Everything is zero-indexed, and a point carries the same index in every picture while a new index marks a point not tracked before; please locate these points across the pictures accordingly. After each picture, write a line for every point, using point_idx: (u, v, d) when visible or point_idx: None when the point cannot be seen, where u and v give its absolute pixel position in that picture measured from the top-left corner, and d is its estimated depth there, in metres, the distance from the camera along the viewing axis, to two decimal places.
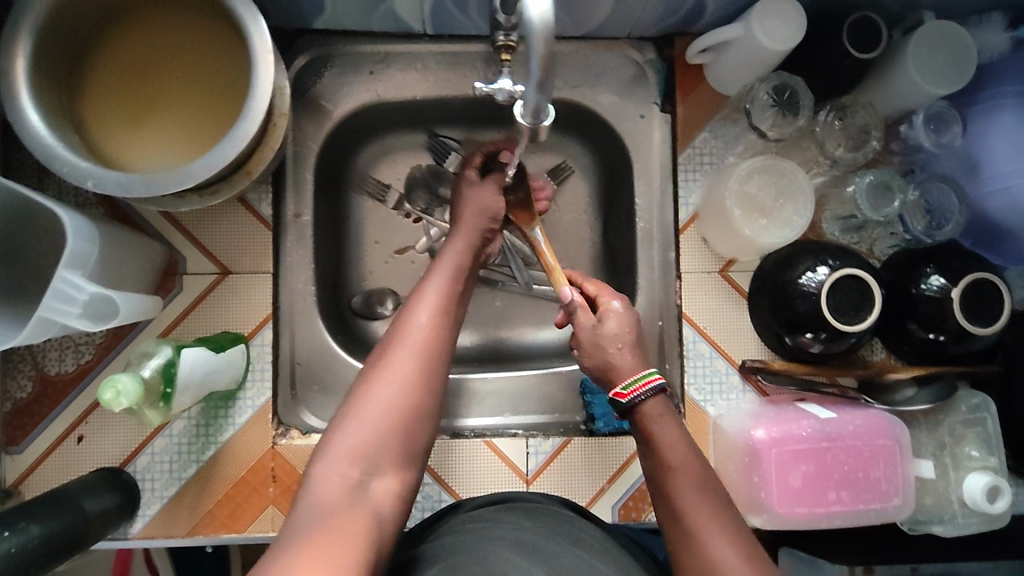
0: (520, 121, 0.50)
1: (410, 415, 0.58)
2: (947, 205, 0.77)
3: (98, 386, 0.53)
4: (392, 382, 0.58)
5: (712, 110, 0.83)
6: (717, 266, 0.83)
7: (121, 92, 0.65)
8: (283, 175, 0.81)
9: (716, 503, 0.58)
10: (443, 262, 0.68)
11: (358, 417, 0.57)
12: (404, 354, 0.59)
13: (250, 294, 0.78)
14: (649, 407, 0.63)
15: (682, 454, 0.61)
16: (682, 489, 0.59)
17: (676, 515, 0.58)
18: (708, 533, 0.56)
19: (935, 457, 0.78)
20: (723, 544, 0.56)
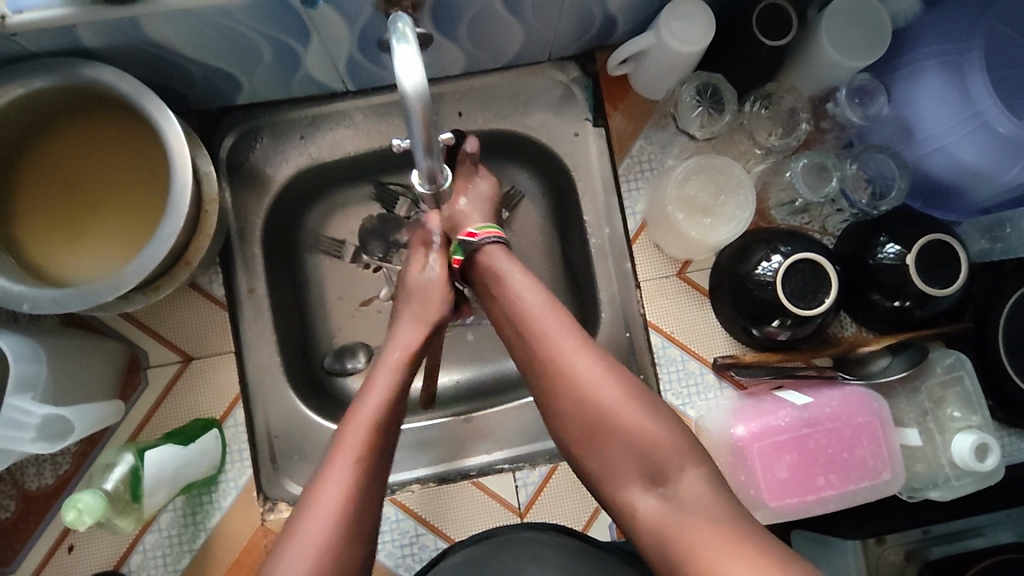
0: (416, 186, 0.52)
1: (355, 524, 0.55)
2: (889, 174, 0.77)
3: (60, 508, 0.53)
4: (331, 502, 0.55)
5: (643, 118, 0.83)
6: (675, 268, 0.83)
7: (50, 205, 0.66)
8: (229, 251, 0.81)
9: (580, 340, 0.65)
10: (377, 376, 0.64)
11: (298, 539, 0.54)
12: (340, 468, 0.57)
13: (216, 377, 0.78)
14: (494, 251, 0.69)
15: (537, 304, 0.66)
16: (547, 340, 0.64)
17: (548, 369, 0.64)
18: (626, 416, 0.61)
19: (920, 424, 0.78)
20: (604, 388, 0.62)
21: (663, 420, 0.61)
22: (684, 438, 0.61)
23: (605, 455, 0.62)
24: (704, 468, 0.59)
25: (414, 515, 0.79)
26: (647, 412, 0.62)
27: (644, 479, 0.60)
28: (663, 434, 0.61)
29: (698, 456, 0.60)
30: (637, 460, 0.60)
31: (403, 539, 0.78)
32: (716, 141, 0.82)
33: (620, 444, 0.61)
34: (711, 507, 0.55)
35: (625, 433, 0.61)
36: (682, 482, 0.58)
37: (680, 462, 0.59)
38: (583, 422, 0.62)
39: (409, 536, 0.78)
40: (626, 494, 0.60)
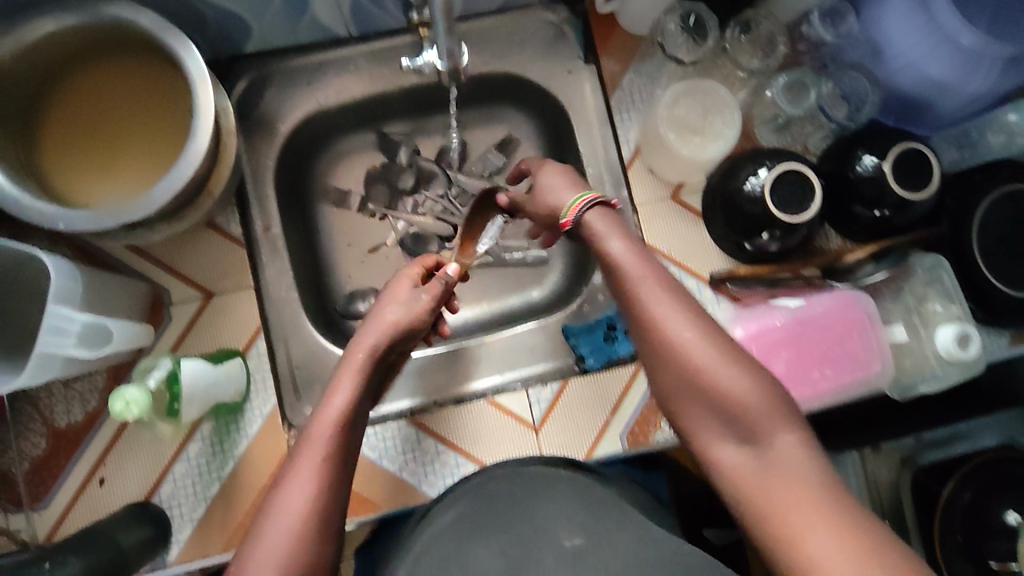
0: (440, 66, 0.63)
1: (323, 530, 0.56)
2: (860, 90, 0.83)
3: (109, 400, 0.57)
4: (301, 496, 0.56)
5: (631, 51, 0.88)
6: (669, 192, 0.88)
7: (77, 139, 0.69)
8: (245, 193, 0.84)
9: (680, 300, 0.61)
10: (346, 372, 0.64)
11: (274, 519, 0.55)
12: (302, 472, 0.57)
13: (236, 311, 0.81)
14: (594, 218, 0.67)
15: (638, 267, 0.63)
16: (646, 298, 0.61)
17: (644, 325, 0.61)
18: (720, 377, 0.58)
19: (906, 321, 0.83)
20: (704, 348, 0.59)
21: (758, 382, 0.58)
22: (784, 403, 0.58)
23: (698, 413, 0.59)
24: (800, 434, 0.57)
25: (435, 435, 0.83)
26: (749, 376, 0.58)
27: (734, 437, 0.58)
28: (760, 395, 0.57)
29: (793, 419, 0.57)
30: (729, 422, 0.57)
31: (425, 457, 0.82)
32: (700, 70, 0.87)
33: (712, 404, 0.58)
34: (805, 476, 0.54)
35: (717, 394, 0.58)
36: (777, 446, 0.56)
37: (775, 428, 0.56)
38: (679, 379, 0.59)
39: (431, 454, 0.82)
40: (714, 448, 0.59)
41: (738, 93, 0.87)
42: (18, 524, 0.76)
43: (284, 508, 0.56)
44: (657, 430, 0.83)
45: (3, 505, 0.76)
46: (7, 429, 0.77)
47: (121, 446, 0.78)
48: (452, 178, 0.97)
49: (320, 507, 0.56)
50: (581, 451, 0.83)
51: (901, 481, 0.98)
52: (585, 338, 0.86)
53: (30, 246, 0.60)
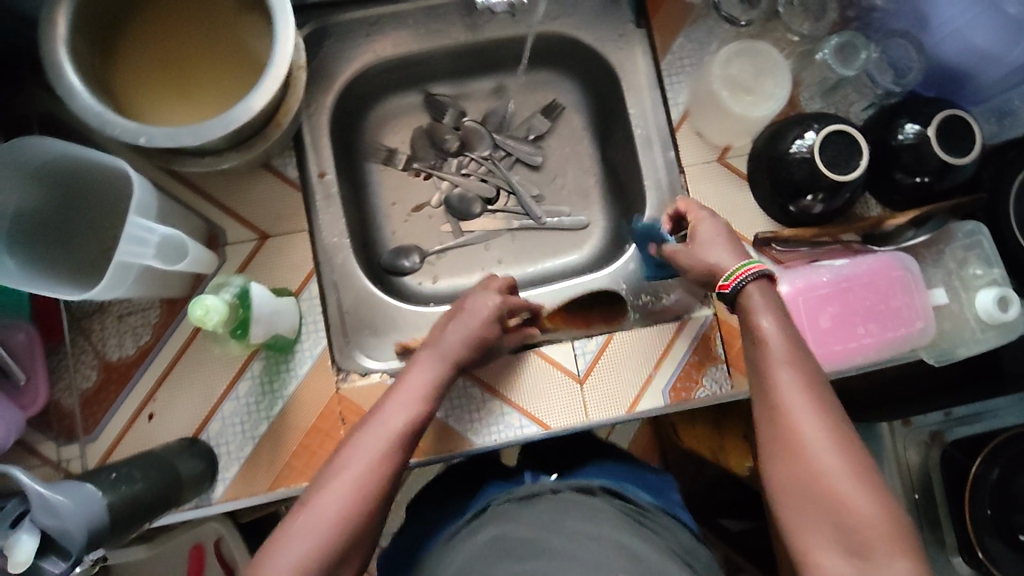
0: None
1: (362, 516, 0.58)
2: (907, 58, 0.85)
3: (189, 306, 0.59)
4: (357, 469, 0.60)
5: (683, 16, 0.90)
6: (716, 154, 0.89)
7: (150, 64, 0.70)
8: (301, 138, 0.86)
9: (820, 397, 0.57)
10: (414, 373, 0.70)
11: (331, 483, 0.59)
12: (355, 464, 0.60)
13: (290, 253, 0.82)
14: (751, 293, 0.64)
15: (785, 355, 0.59)
16: (781, 386, 0.58)
17: (772, 415, 0.57)
18: (844, 486, 0.53)
19: (946, 283, 0.85)
20: (834, 451, 0.54)
21: (884, 503, 0.52)
22: (907, 530, 0.52)
23: (809, 515, 0.54)
24: (913, 560, 0.51)
25: (481, 383, 0.83)
26: (874, 494, 0.52)
27: (842, 550, 0.52)
28: (882, 515, 0.52)
29: (913, 546, 0.51)
30: (838, 534, 0.52)
31: (471, 404, 0.83)
32: (750, 35, 0.89)
33: (827, 513, 0.53)
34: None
35: (838, 504, 0.53)
36: (889, 572, 0.50)
37: (893, 552, 0.51)
38: (799, 479, 0.55)
39: (476, 402, 0.83)
40: (817, 556, 0.53)
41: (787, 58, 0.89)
42: (69, 454, 0.75)
43: (339, 475, 0.60)
44: (700, 387, 0.83)
45: (53, 435, 0.75)
46: (60, 360, 0.77)
47: (171, 381, 0.78)
48: (497, 141, 0.99)
49: (365, 499, 0.59)
50: (624, 405, 0.84)
51: (930, 456, 0.98)
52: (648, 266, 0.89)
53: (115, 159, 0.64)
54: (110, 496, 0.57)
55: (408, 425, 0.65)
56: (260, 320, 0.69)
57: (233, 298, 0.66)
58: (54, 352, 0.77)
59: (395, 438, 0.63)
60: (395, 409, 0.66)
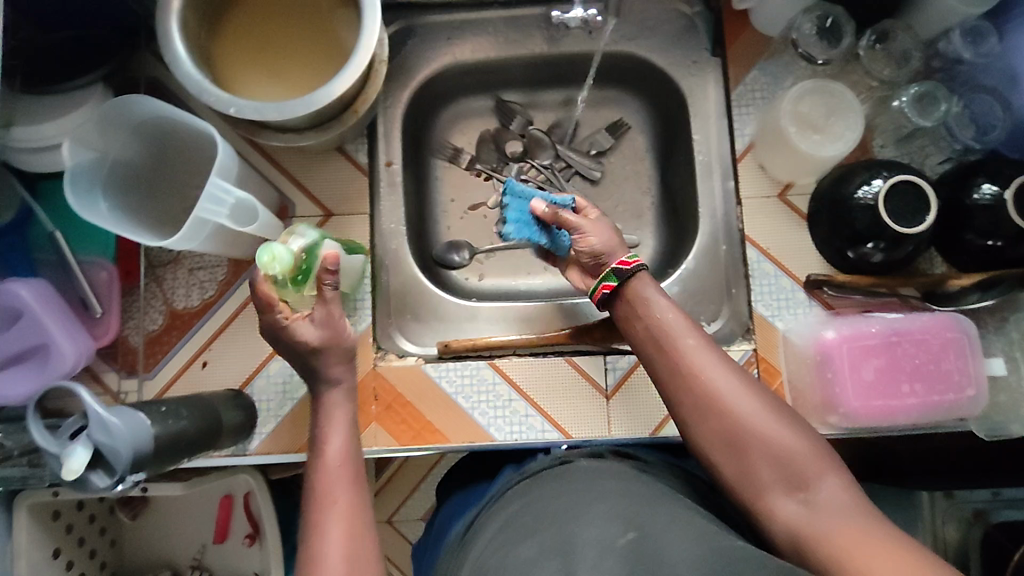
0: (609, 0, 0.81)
1: (364, 546, 0.60)
2: (991, 115, 0.82)
3: (257, 253, 0.63)
4: (333, 536, 0.59)
5: (757, 51, 0.90)
6: (777, 190, 0.88)
7: (248, 44, 0.77)
8: (375, 127, 0.91)
9: (723, 357, 0.64)
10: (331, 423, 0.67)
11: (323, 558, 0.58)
12: (336, 505, 0.61)
13: (350, 232, 0.87)
14: (645, 278, 0.70)
15: (685, 329, 0.66)
16: (687, 353, 0.64)
17: (684, 382, 0.63)
18: (763, 425, 0.60)
19: (1007, 353, 0.82)
20: (744, 400, 0.61)
21: (799, 432, 0.60)
22: (823, 450, 0.60)
23: (742, 463, 0.60)
24: (843, 479, 0.58)
25: (510, 382, 0.85)
26: (788, 425, 0.60)
27: (784, 485, 0.58)
28: (796, 439, 0.59)
29: (837, 465, 0.59)
30: (778, 470, 0.58)
31: (498, 401, 0.84)
32: (827, 75, 0.88)
33: (759, 454, 0.59)
34: (858, 516, 0.55)
35: (763, 443, 0.59)
36: (823, 489, 0.57)
37: (820, 470, 0.58)
38: (722, 433, 0.60)
39: (503, 400, 0.84)
40: (766, 499, 0.58)
41: (863, 102, 0.87)
42: (128, 387, 0.82)
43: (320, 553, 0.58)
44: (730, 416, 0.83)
45: (118, 368, 0.83)
46: (133, 301, 0.84)
47: (227, 335, 0.84)
48: (559, 152, 1.01)
49: (362, 537, 0.60)
50: (648, 427, 0.84)
51: None
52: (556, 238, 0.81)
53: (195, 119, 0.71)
54: (158, 427, 0.63)
55: (348, 448, 0.65)
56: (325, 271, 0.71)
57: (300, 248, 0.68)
58: (128, 293, 0.84)
59: (346, 470, 0.63)
60: (334, 440, 0.66)
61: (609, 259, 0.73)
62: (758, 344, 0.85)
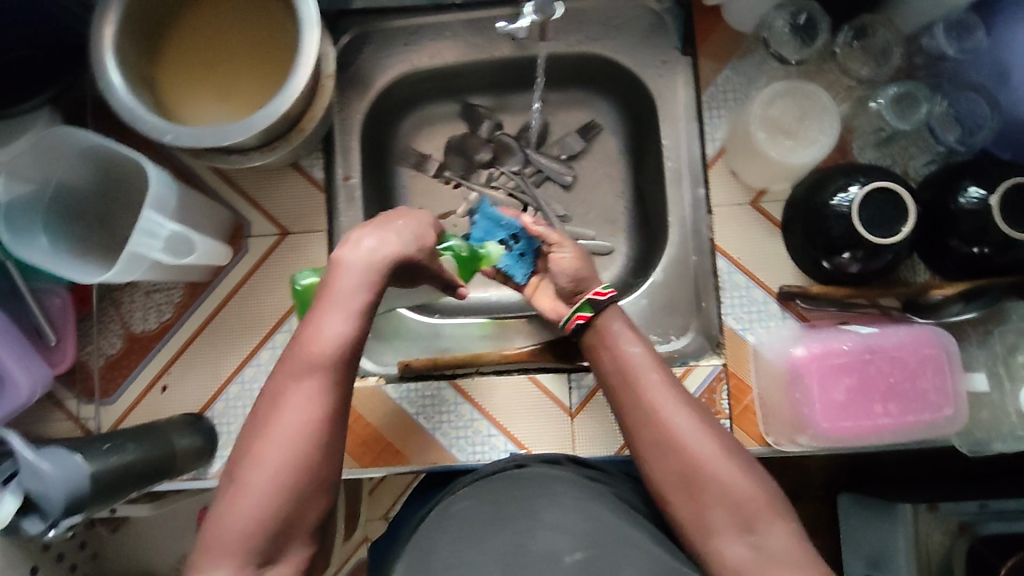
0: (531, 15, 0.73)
1: (330, 439, 0.53)
2: (978, 115, 0.77)
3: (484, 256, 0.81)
4: (300, 414, 0.52)
5: (729, 50, 0.85)
6: (749, 197, 0.84)
7: (190, 64, 0.74)
8: (332, 140, 0.88)
9: (682, 393, 0.61)
10: (332, 293, 0.55)
11: (276, 432, 0.51)
12: (306, 390, 0.53)
13: (308, 250, 0.85)
14: (616, 312, 0.67)
15: (645, 361, 0.63)
16: (651, 388, 0.61)
17: (647, 416, 0.60)
18: (718, 467, 0.57)
19: (991, 368, 0.77)
20: (706, 441, 0.58)
21: (757, 477, 0.57)
22: (778, 496, 0.57)
23: (697, 507, 0.56)
24: (792, 525, 0.55)
25: (472, 402, 0.83)
26: (748, 470, 0.57)
27: (734, 530, 0.55)
28: (752, 484, 0.56)
29: (787, 511, 0.56)
30: (730, 515, 0.55)
31: (459, 422, 0.83)
32: (802, 74, 0.83)
33: (714, 498, 0.56)
34: (806, 569, 0.52)
35: (717, 486, 0.56)
36: (773, 538, 0.54)
37: (772, 517, 0.55)
38: (681, 474, 0.57)
39: (465, 420, 0.83)
40: (716, 543, 0.55)
41: (841, 103, 0.81)
42: (87, 413, 0.82)
43: (279, 425, 0.52)
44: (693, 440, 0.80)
45: (77, 394, 0.82)
46: (89, 326, 0.83)
47: (185, 358, 0.83)
48: (529, 157, 0.98)
49: (324, 435, 0.52)
50: (613, 446, 0.82)
51: (956, 547, 0.89)
52: (517, 263, 0.79)
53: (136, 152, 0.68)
54: (96, 464, 0.62)
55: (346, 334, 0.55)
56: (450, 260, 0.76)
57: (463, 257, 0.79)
58: (85, 319, 0.83)
59: (331, 358, 0.54)
60: (330, 317, 0.55)
61: (586, 286, 0.70)
62: (728, 358, 0.82)
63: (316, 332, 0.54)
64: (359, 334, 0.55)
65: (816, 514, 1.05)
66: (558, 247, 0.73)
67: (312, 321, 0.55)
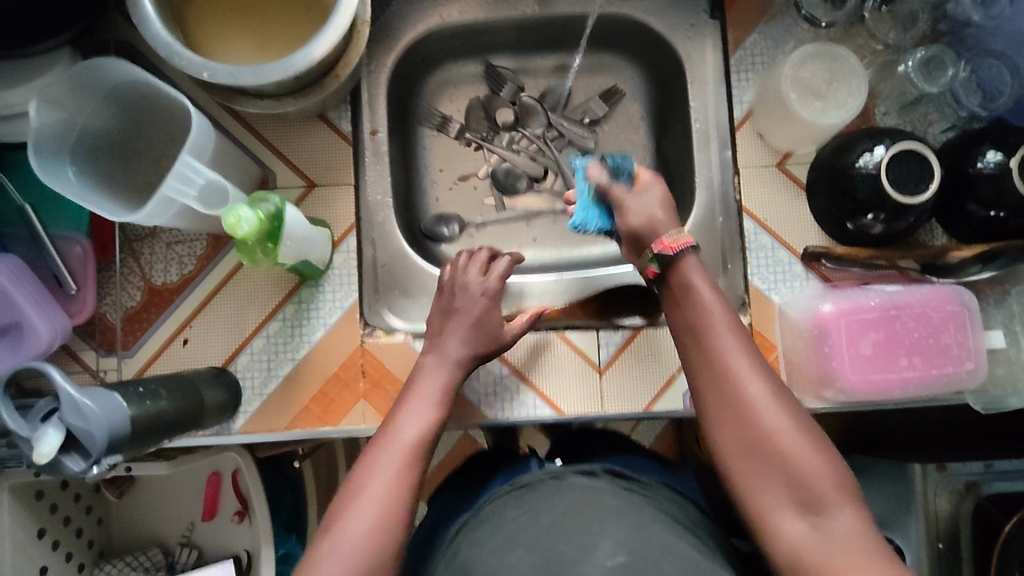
0: None
1: (400, 518, 0.59)
2: (999, 81, 0.80)
3: (224, 213, 0.61)
4: (376, 496, 0.59)
5: (758, 13, 0.86)
6: (775, 159, 0.85)
7: (222, 7, 0.73)
8: (358, 94, 0.87)
9: (760, 363, 0.62)
10: (417, 402, 0.68)
11: (358, 509, 0.58)
12: (384, 478, 0.61)
13: (335, 205, 0.84)
14: (690, 264, 0.67)
15: (724, 327, 0.63)
16: (726, 354, 0.62)
17: (718, 383, 0.61)
18: (791, 444, 0.58)
19: (1005, 326, 0.80)
20: (775, 412, 0.59)
21: (827, 458, 0.58)
22: (846, 480, 0.57)
23: (759, 476, 0.58)
24: (857, 512, 0.56)
25: (500, 356, 0.83)
26: (817, 448, 0.58)
27: (796, 507, 0.57)
28: (823, 465, 0.57)
29: (857, 499, 0.56)
30: (796, 492, 0.57)
31: (488, 377, 0.83)
32: (830, 38, 0.85)
33: (777, 470, 0.58)
34: (870, 557, 0.53)
35: (786, 461, 0.57)
36: (837, 520, 0.55)
37: (838, 502, 0.56)
38: (746, 439, 0.59)
39: (494, 375, 0.83)
40: (773, 517, 0.57)
41: (867, 67, 0.84)
42: (106, 365, 0.80)
43: (358, 509, 0.59)
44: None
45: (95, 346, 0.80)
46: (108, 277, 0.80)
47: (208, 312, 0.81)
48: (552, 120, 0.97)
49: (395, 519, 0.59)
50: (641, 402, 0.82)
51: (961, 507, 0.90)
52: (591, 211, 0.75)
53: (174, 90, 0.67)
54: (135, 409, 0.61)
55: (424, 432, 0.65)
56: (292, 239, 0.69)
57: (270, 214, 0.66)
58: (104, 269, 0.80)
59: (412, 455, 0.63)
60: (410, 421, 0.66)
61: (649, 239, 0.70)
62: (754, 317, 0.83)
63: (399, 432, 0.65)
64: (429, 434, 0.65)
65: None
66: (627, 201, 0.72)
67: (400, 424, 0.66)
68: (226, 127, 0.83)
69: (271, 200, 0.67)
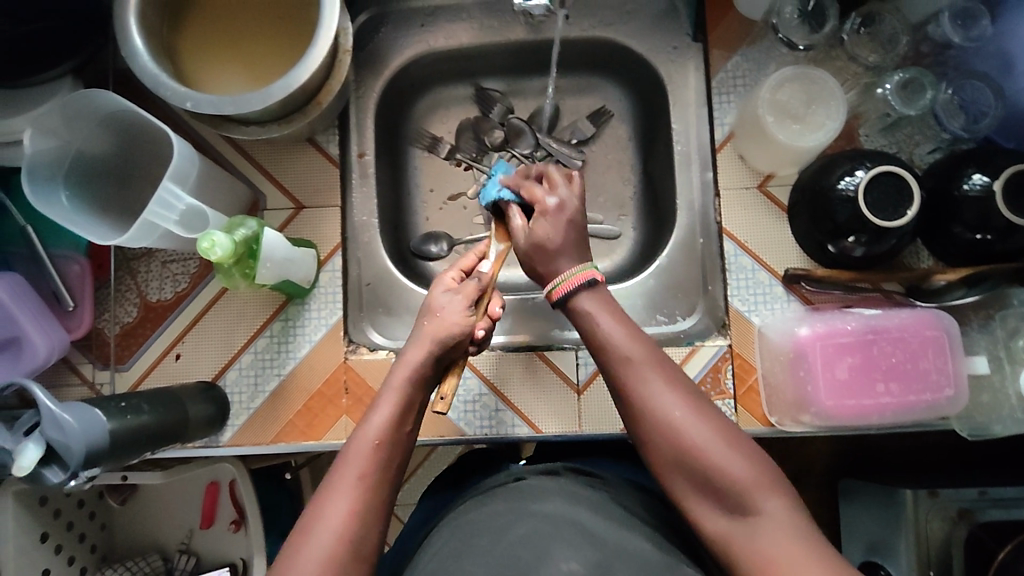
0: None
1: (368, 530, 0.54)
2: (982, 103, 0.78)
3: (198, 239, 0.64)
4: (337, 514, 0.53)
5: (739, 36, 0.87)
6: (756, 181, 0.86)
7: (211, 38, 0.76)
8: (347, 118, 0.90)
9: (672, 375, 0.59)
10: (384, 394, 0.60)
11: (318, 530, 0.52)
12: (345, 486, 0.54)
13: (322, 225, 0.86)
14: (581, 303, 0.64)
15: (628, 344, 0.61)
16: (636, 375, 0.59)
17: (635, 409, 0.59)
18: (711, 450, 0.55)
19: (991, 352, 0.79)
20: (691, 423, 0.56)
21: (748, 456, 0.55)
22: (771, 473, 0.54)
23: (686, 490, 0.55)
24: (787, 500, 0.53)
25: (480, 375, 0.85)
26: (736, 448, 0.55)
27: (725, 509, 0.54)
28: (747, 465, 0.54)
29: (783, 487, 0.53)
30: (721, 497, 0.54)
31: (468, 396, 0.84)
32: (810, 60, 0.85)
33: (707, 484, 0.54)
34: (803, 543, 0.50)
35: (709, 468, 0.54)
36: (766, 516, 0.52)
37: (763, 497, 0.53)
38: (667, 459, 0.56)
39: (474, 393, 0.84)
40: (705, 525, 0.55)
41: (848, 90, 0.84)
42: (102, 378, 0.83)
43: (318, 530, 0.52)
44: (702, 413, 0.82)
45: (93, 359, 0.84)
46: (106, 294, 0.84)
47: (198, 328, 0.84)
48: (539, 141, 0.98)
49: (361, 534, 0.53)
50: (620, 422, 0.83)
51: (954, 534, 0.88)
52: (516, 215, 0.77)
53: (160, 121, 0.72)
54: (114, 423, 0.64)
55: (425, 365, 0.62)
56: (273, 261, 0.72)
57: (247, 236, 0.70)
58: (102, 287, 0.84)
59: (376, 461, 0.56)
60: (373, 418, 0.58)
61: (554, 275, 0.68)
62: (734, 337, 0.83)
63: (365, 430, 0.58)
64: (395, 427, 0.58)
65: (817, 500, 1.06)
66: (542, 216, 0.69)
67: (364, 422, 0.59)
68: (220, 152, 0.87)
69: (250, 221, 0.71)
